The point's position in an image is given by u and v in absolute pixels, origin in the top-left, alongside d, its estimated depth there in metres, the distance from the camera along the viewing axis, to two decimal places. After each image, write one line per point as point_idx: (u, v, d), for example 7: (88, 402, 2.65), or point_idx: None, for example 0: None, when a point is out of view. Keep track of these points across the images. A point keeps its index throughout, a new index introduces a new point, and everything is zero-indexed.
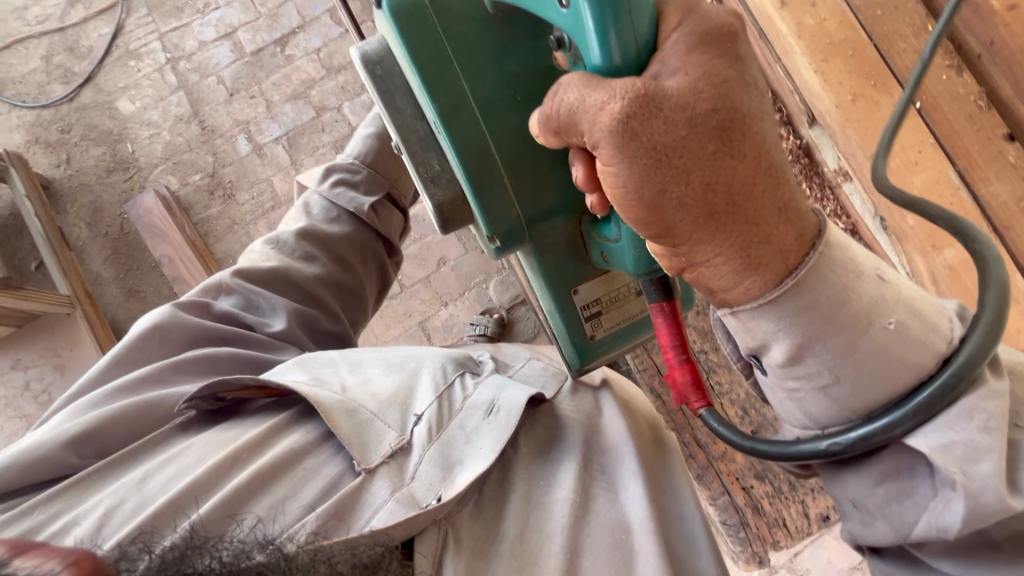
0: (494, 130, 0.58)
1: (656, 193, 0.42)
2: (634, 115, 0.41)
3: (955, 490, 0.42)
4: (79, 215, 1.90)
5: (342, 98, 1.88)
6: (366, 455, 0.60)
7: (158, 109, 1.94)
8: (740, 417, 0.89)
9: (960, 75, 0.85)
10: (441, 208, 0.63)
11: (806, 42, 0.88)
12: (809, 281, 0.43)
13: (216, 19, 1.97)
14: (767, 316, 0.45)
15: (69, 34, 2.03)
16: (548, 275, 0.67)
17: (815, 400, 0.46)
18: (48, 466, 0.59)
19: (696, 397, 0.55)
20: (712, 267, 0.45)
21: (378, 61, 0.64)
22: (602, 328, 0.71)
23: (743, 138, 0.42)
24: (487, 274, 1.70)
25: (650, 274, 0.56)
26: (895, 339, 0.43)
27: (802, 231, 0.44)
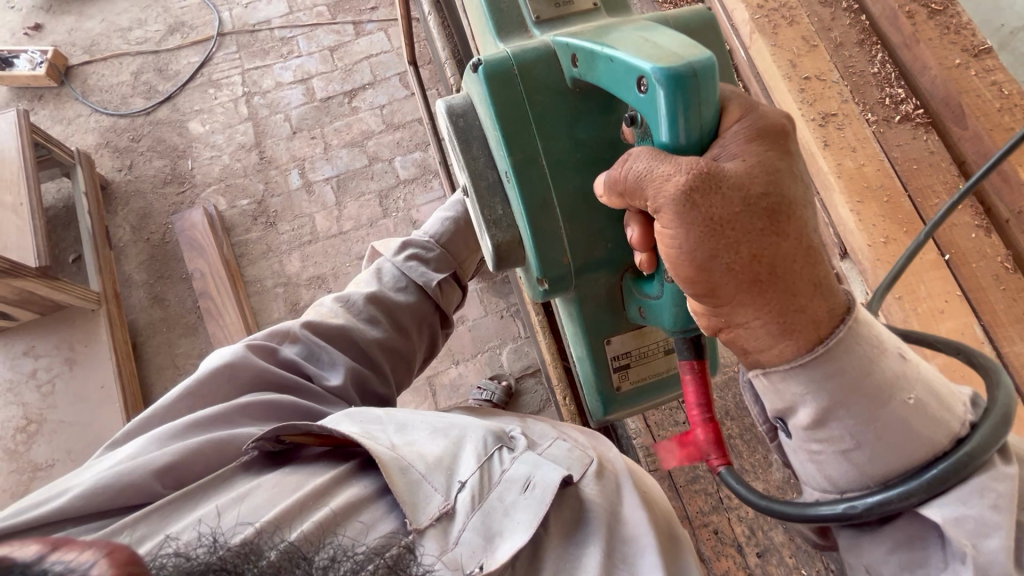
0: (557, 185, 0.63)
1: (707, 257, 0.45)
2: (695, 188, 0.44)
3: (965, 562, 0.39)
4: (126, 218, 1.99)
5: (395, 152, 1.99)
6: (416, 515, 0.57)
7: (224, 135, 2.07)
8: (746, 536, 0.85)
9: (988, 236, 0.90)
10: (498, 248, 0.67)
11: (845, 183, 0.94)
12: (839, 350, 0.43)
13: (296, 65, 2.15)
14: (797, 379, 0.44)
15: (161, 57, 2.22)
16: (585, 323, 0.70)
17: (836, 463, 0.45)
18: (132, 492, 0.57)
19: (716, 454, 0.55)
20: (749, 329, 0.46)
21: (461, 115, 0.70)
22: (628, 380, 0.75)
23: (789, 219, 0.44)
24: (502, 340, 1.73)
25: (685, 332, 0.59)
26: (916, 415, 0.42)
27: (834, 305, 0.44)
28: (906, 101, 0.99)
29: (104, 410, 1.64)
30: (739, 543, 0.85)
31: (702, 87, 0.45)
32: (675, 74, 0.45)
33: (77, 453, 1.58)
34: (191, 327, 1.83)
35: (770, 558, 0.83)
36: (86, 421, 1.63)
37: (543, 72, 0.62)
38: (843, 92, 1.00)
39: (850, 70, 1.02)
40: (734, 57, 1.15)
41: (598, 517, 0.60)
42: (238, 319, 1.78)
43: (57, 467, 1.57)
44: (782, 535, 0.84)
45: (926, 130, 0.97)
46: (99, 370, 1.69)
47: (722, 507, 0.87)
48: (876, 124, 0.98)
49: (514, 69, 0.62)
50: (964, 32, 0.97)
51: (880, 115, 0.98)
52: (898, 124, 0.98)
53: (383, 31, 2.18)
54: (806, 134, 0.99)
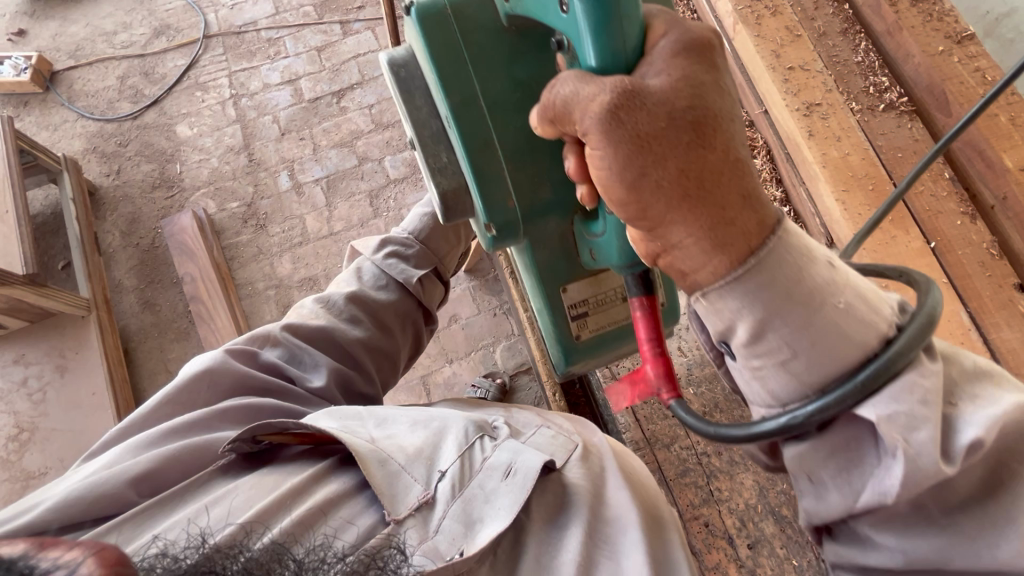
0: (499, 127, 0.62)
1: (636, 175, 0.43)
2: (621, 106, 0.43)
3: (895, 456, 0.39)
4: (115, 223, 1.97)
5: (385, 152, 1.98)
6: (395, 506, 0.57)
7: (212, 137, 2.06)
8: (737, 528, 0.85)
9: (974, 223, 0.90)
10: (444, 197, 0.67)
11: (830, 172, 0.94)
12: (770, 260, 0.42)
13: (284, 66, 2.14)
14: (732, 294, 0.43)
15: (147, 61, 2.20)
16: (539, 269, 0.70)
17: (776, 376, 0.44)
18: (106, 503, 0.57)
19: (667, 389, 0.55)
20: (683, 247, 0.44)
21: (402, 65, 0.70)
22: (588, 329, 0.75)
23: (715, 132, 0.44)
24: (495, 338, 1.72)
25: (632, 268, 0.59)
26: (845, 318, 0.41)
27: (763, 216, 0.44)
28: (890, 89, 0.99)
29: (96, 416, 1.64)
30: (729, 534, 0.85)
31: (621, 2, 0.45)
32: None
33: (70, 460, 1.57)
34: (183, 332, 1.82)
35: (761, 549, 0.83)
36: (79, 428, 1.62)
37: (480, 13, 0.62)
38: (827, 82, 1.00)
39: (834, 59, 1.02)
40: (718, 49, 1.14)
41: (579, 500, 0.60)
42: (230, 322, 1.77)
43: (50, 475, 1.55)
44: (773, 525, 0.84)
45: (911, 118, 0.97)
46: (91, 376, 1.68)
47: (711, 499, 0.87)
48: (860, 114, 0.98)
49: (448, 11, 0.62)
50: (947, 19, 0.97)
51: (865, 104, 0.98)
52: (883, 112, 0.98)
53: (370, 30, 2.16)
54: (790, 124, 0.99)
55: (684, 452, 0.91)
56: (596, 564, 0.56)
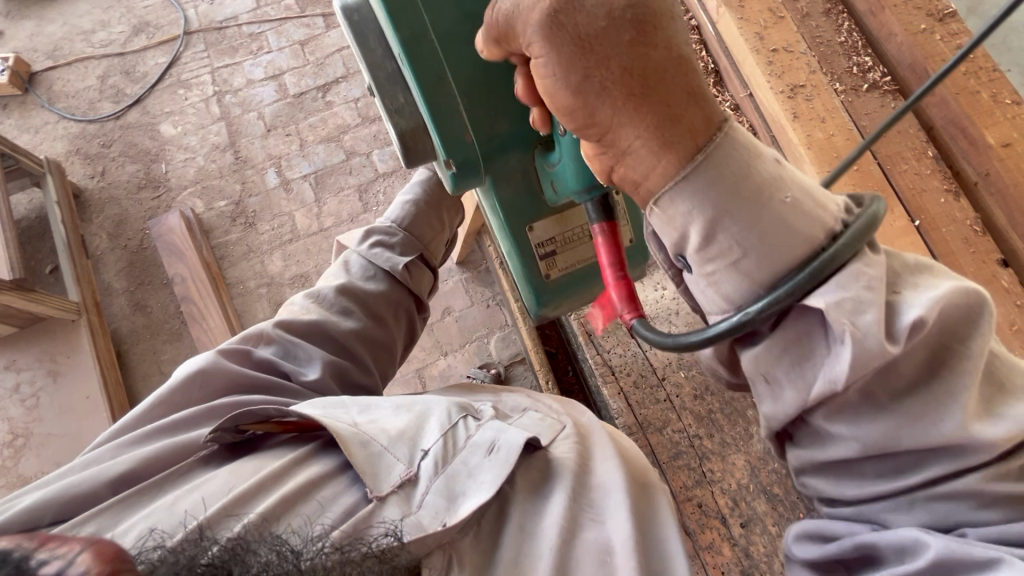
0: (449, 59, 0.66)
1: (581, 79, 0.46)
2: (560, 11, 0.45)
3: (844, 342, 0.42)
4: (102, 225, 1.95)
5: (372, 145, 1.97)
6: (377, 484, 0.58)
7: (197, 136, 2.04)
8: (729, 508, 0.86)
9: (957, 200, 0.91)
10: (405, 137, 0.72)
11: (814, 153, 0.94)
12: (716, 156, 0.45)
13: (267, 61, 2.11)
14: (681, 192, 0.46)
15: (127, 59, 2.17)
16: (504, 206, 0.76)
17: (729, 278, 0.46)
18: (85, 496, 0.58)
19: (629, 309, 0.59)
20: (633, 149, 0.47)
21: (355, 9, 0.73)
22: (557, 268, 0.81)
23: (656, 30, 0.45)
24: (489, 329, 1.73)
25: (592, 195, 0.64)
26: (791, 212, 0.44)
27: (708, 113, 0.46)
28: (873, 69, 0.99)
29: (91, 420, 1.63)
30: (723, 514, 0.86)
31: None
32: None
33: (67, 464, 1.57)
34: (175, 333, 1.81)
35: (754, 527, 0.85)
36: (75, 432, 1.62)
37: None
38: (811, 63, 1.00)
39: (818, 40, 1.02)
40: (702, 33, 1.14)
41: (563, 470, 0.62)
42: (222, 322, 1.76)
43: None
44: (765, 504, 0.85)
45: (895, 97, 0.97)
46: (84, 380, 1.67)
47: (704, 479, 0.89)
48: (844, 94, 0.98)
49: None
50: None
51: (848, 85, 0.99)
52: (867, 92, 0.98)
53: None
54: (775, 107, 0.99)
55: (676, 436, 0.92)
56: (580, 529, 0.57)
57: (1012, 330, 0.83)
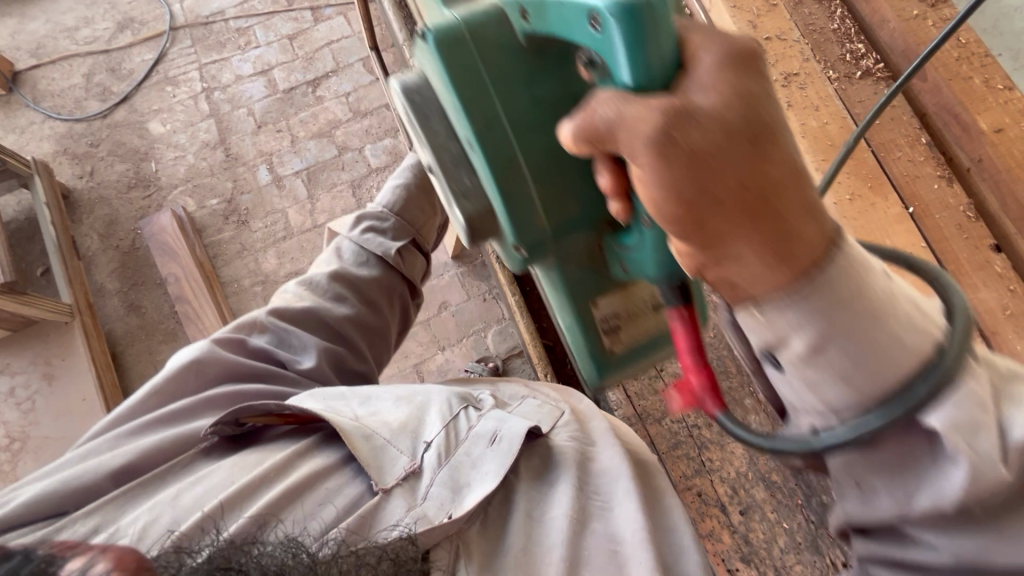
0: (524, 146, 0.54)
1: (695, 198, 0.37)
2: (672, 126, 0.36)
3: (956, 462, 0.38)
4: (93, 226, 1.93)
5: (365, 140, 1.96)
6: (382, 476, 0.61)
7: (187, 134, 2.01)
8: (728, 496, 0.87)
9: (950, 186, 0.91)
10: (471, 222, 0.60)
11: (808, 141, 0.94)
12: (842, 284, 0.39)
13: (255, 57, 2.08)
14: (795, 311, 0.39)
15: (113, 57, 2.13)
16: (567, 286, 0.63)
17: (834, 388, 0.40)
18: (88, 488, 0.60)
19: (712, 401, 0.51)
20: (749, 272, 0.40)
21: (417, 91, 0.60)
22: (621, 342, 0.65)
23: (776, 142, 0.38)
24: (486, 323, 1.73)
25: (672, 279, 0.52)
26: (907, 331, 0.39)
27: (831, 233, 0.40)
28: (867, 55, 0.99)
29: (88, 422, 1.62)
30: (722, 503, 0.87)
31: (659, 19, 0.38)
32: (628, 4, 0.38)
33: None
34: (170, 333, 1.80)
35: (753, 515, 0.85)
36: (72, 435, 1.61)
37: (494, 29, 0.53)
38: (804, 51, 1.00)
39: (811, 28, 1.02)
40: None
41: (567, 459, 0.66)
42: (217, 321, 1.75)
43: None
44: (764, 492, 0.86)
45: (888, 84, 0.97)
46: (80, 382, 1.67)
47: (703, 469, 0.90)
48: (838, 81, 0.98)
49: (463, 32, 0.52)
50: None
51: (841, 72, 0.98)
52: (860, 79, 0.98)
53: (342, 15, 2.11)
54: None
55: (675, 426, 0.93)
56: (589, 512, 0.62)
57: (1005, 315, 0.84)
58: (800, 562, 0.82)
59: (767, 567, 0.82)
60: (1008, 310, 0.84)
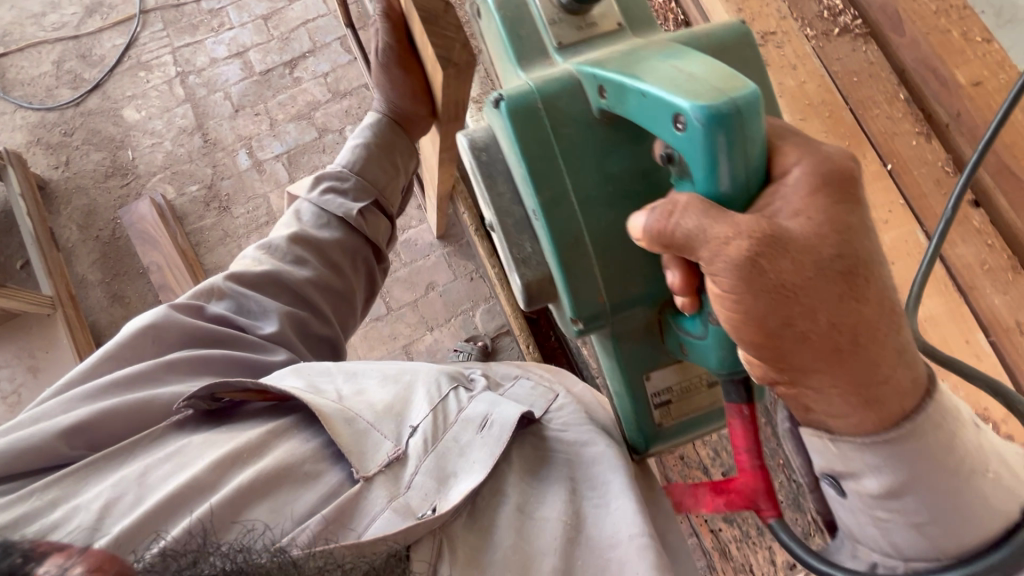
0: (590, 222, 0.57)
1: (780, 324, 0.43)
2: (763, 255, 0.42)
3: None
4: (71, 216, 1.90)
5: (345, 121, 1.92)
6: (364, 464, 0.60)
7: (163, 120, 1.97)
8: (711, 458, 0.88)
9: (929, 142, 0.90)
10: (529, 287, 0.64)
11: (787, 101, 0.93)
12: (924, 425, 0.45)
13: (229, 39, 2.03)
14: (873, 453, 0.46)
15: (83, 42, 2.07)
16: (622, 359, 0.64)
17: (902, 530, 0.47)
18: (42, 456, 0.59)
19: (767, 506, 0.56)
20: (822, 393, 0.45)
21: (484, 148, 0.68)
22: (670, 416, 0.67)
23: (865, 283, 0.43)
24: (474, 302, 1.72)
25: (732, 374, 0.55)
26: (993, 489, 0.46)
27: (912, 371, 0.45)
28: (844, 12, 0.97)
29: None
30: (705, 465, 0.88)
31: (746, 124, 0.43)
32: (715, 112, 0.43)
33: None
34: None
35: None
36: None
37: (569, 104, 0.57)
38: (780, 9, 0.98)
39: None
40: None
41: (561, 456, 0.67)
42: None
43: None
44: None
45: (865, 40, 0.96)
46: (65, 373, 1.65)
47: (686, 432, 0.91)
48: (815, 39, 0.96)
49: (538, 103, 0.57)
50: None
51: (819, 30, 0.97)
52: (838, 37, 0.96)
53: None
54: None
55: None
56: (583, 515, 0.62)
57: (983, 270, 0.84)
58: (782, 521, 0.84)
59: (750, 525, 0.85)
60: (985, 264, 0.85)
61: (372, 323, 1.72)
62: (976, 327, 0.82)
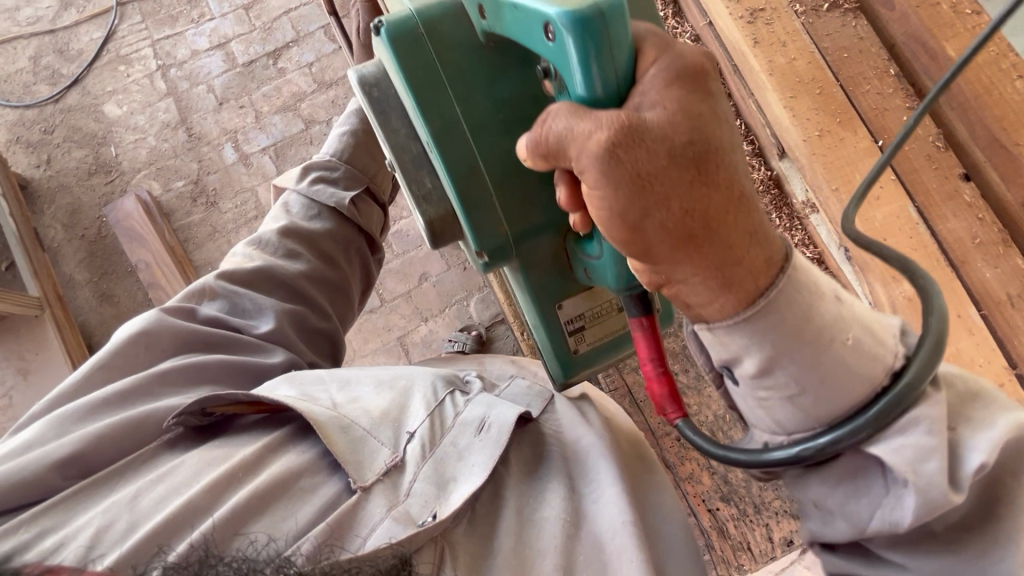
0: (483, 150, 0.61)
1: (639, 216, 0.43)
2: (619, 146, 0.41)
3: (907, 487, 0.42)
4: (55, 216, 1.87)
5: (332, 112, 1.89)
6: (361, 473, 0.57)
7: (145, 115, 1.93)
8: None
9: (920, 117, 0.90)
10: (432, 225, 0.68)
11: (777, 79, 0.92)
12: (779, 300, 0.44)
13: (210, 30, 1.99)
14: (739, 332, 0.45)
15: (59, 37, 2.03)
16: (533, 289, 0.69)
17: (783, 407, 0.46)
18: (30, 487, 0.55)
19: (673, 408, 0.55)
20: (689, 285, 0.45)
21: (374, 84, 0.68)
22: (585, 342, 0.73)
23: (717, 168, 0.43)
24: (467, 292, 1.71)
25: (629, 290, 0.58)
26: (853, 354, 0.43)
27: (770, 253, 0.45)
28: None
29: None
30: None
31: (611, 28, 0.42)
32: (581, 17, 0.42)
33: None
34: None
35: None
36: None
37: (452, 29, 0.60)
38: None
39: None
40: None
41: (557, 452, 0.65)
42: None
43: None
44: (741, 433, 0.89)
45: (855, 15, 0.95)
46: (56, 375, 1.63)
47: None
48: (805, 15, 0.95)
49: (419, 28, 0.59)
50: None
51: (808, 5, 0.96)
52: (827, 12, 0.95)
53: None
54: (735, 36, 0.95)
55: None
56: (583, 512, 0.60)
57: (974, 244, 0.84)
58: (778, 497, 0.86)
59: (747, 503, 0.87)
60: (977, 239, 0.85)
61: (366, 316, 1.71)
62: (967, 301, 0.82)
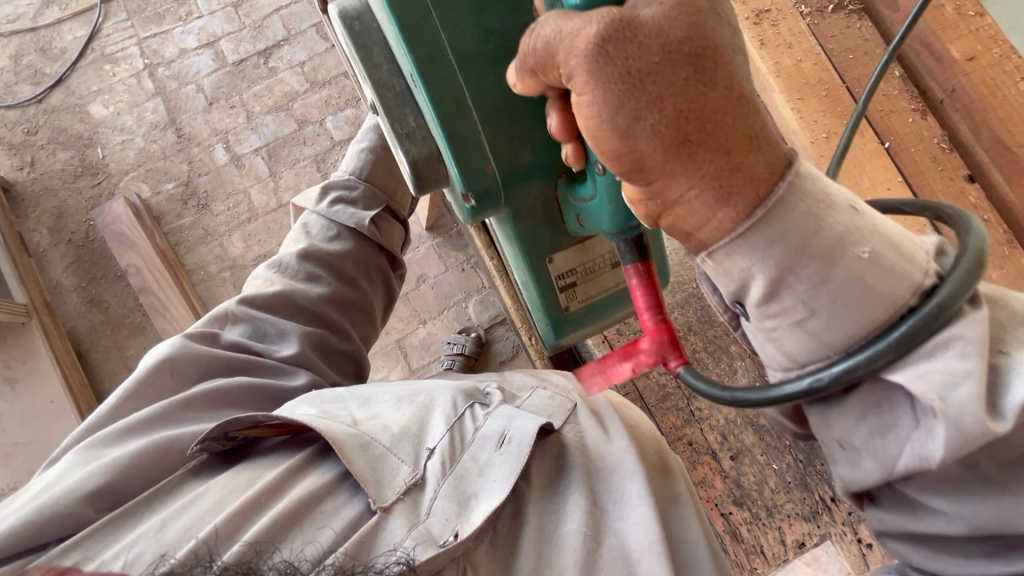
0: (471, 84, 0.63)
1: (630, 120, 0.42)
2: (609, 41, 0.42)
3: (935, 417, 0.38)
4: (40, 220, 1.82)
5: (325, 112, 1.86)
6: (380, 493, 0.55)
7: (132, 115, 1.88)
8: (719, 443, 0.91)
9: (924, 119, 0.91)
10: (416, 165, 0.67)
11: (783, 81, 0.92)
12: (779, 210, 0.41)
13: (198, 28, 1.94)
14: (741, 251, 0.43)
15: (41, 35, 1.97)
16: (524, 241, 0.74)
17: (792, 336, 0.43)
18: (60, 522, 0.53)
19: (674, 355, 0.57)
20: (685, 202, 0.44)
21: (356, 18, 0.70)
22: (577, 300, 0.79)
23: (716, 66, 0.42)
24: (467, 293, 1.70)
25: (627, 232, 0.61)
26: (870, 270, 0.40)
27: (774, 160, 0.42)
28: None
29: (59, 423, 1.57)
30: (713, 450, 0.91)
31: None
32: None
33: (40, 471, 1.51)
34: (138, 326, 1.73)
35: (744, 460, 0.90)
36: (43, 439, 1.54)
37: None
38: None
39: None
40: None
41: (578, 463, 0.63)
42: (187, 311, 1.68)
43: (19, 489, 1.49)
44: (753, 436, 0.90)
45: (860, 17, 0.95)
46: (45, 384, 1.60)
47: (693, 419, 0.94)
48: (809, 17, 0.96)
49: None
50: None
51: (813, 6, 0.96)
52: (832, 13, 0.96)
53: None
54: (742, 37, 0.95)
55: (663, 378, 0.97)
56: (603, 526, 0.59)
57: None
58: (790, 500, 0.86)
59: (760, 507, 0.87)
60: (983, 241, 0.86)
61: None
62: None
